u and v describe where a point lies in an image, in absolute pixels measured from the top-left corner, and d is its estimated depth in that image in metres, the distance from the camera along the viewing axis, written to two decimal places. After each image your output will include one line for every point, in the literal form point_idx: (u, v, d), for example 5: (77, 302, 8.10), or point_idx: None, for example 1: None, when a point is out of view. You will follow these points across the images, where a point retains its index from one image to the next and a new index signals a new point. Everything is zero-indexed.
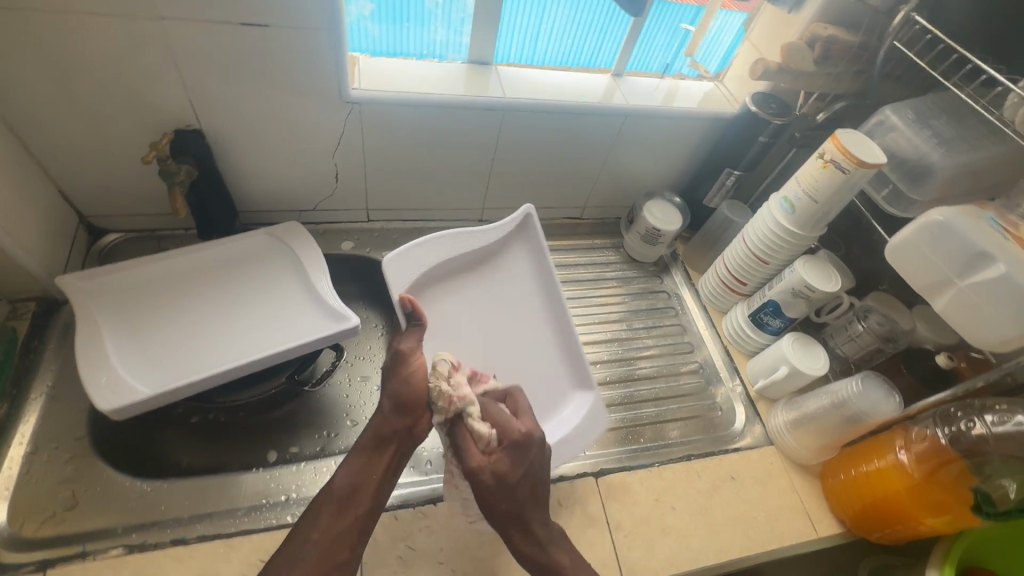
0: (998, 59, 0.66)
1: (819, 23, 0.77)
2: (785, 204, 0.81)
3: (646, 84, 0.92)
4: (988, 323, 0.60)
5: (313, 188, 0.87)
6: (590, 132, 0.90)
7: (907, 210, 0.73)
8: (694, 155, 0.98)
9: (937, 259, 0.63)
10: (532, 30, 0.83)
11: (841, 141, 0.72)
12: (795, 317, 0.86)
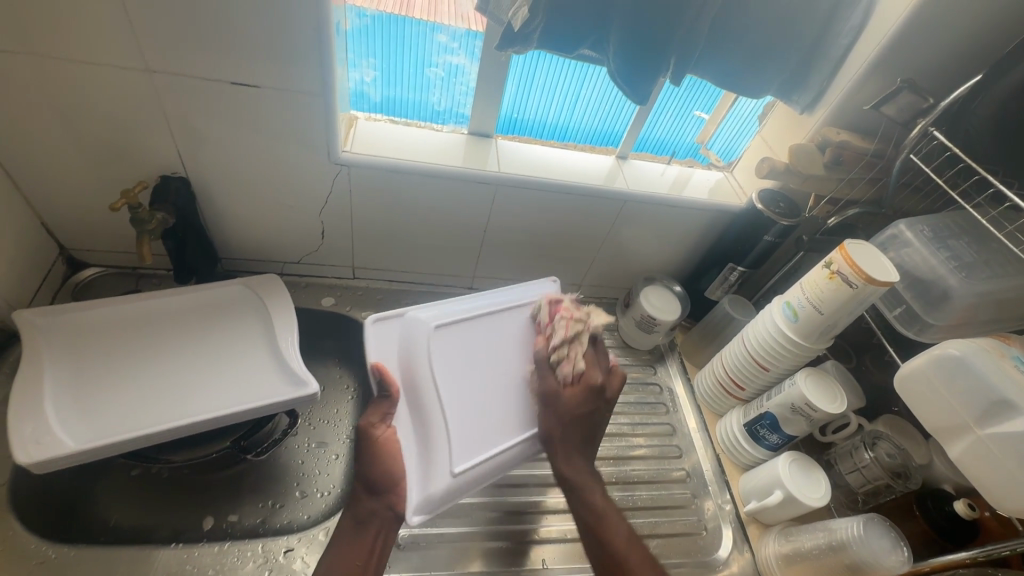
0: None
1: (831, 127, 0.74)
2: (787, 310, 0.75)
3: (652, 170, 0.90)
4: (1012, 484, 0.52)
5: (298, 242, 0.85)
6: (589, 213, 0.87)
7: (919, 333, 0.66)
8: (699, 244, 0.94)
9: (954, 398, 0.56)
10: (570, 94, 0.82)
11: (849, 252, 0.66)
12: (794, 435, 0.78)
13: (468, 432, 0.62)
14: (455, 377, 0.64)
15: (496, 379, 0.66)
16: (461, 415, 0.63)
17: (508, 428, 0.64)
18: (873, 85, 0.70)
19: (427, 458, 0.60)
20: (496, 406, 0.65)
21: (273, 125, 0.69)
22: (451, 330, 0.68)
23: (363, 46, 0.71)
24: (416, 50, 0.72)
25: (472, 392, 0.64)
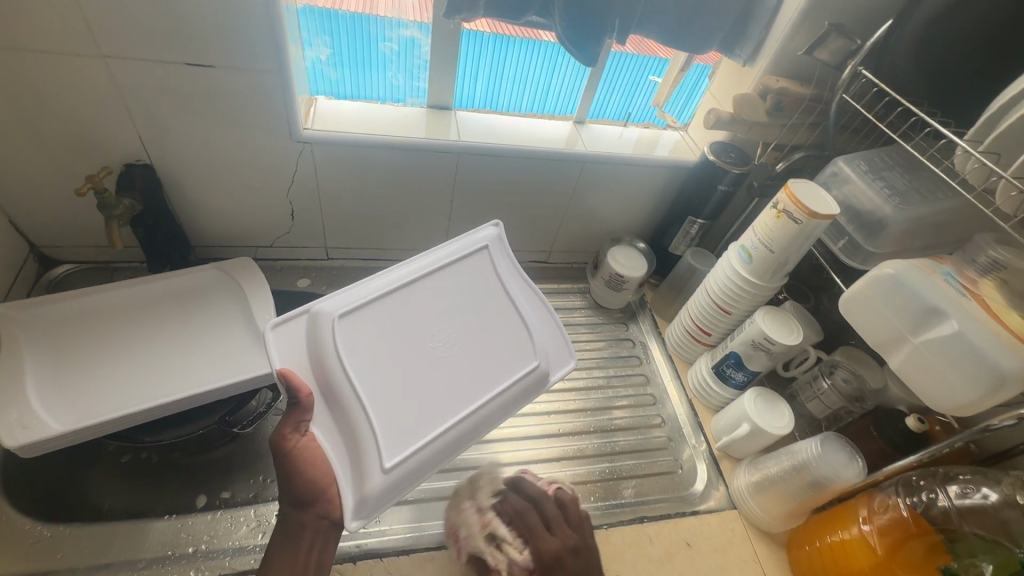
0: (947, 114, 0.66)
1: (771, 76, 0.77)
2: (742, 253, 0.79)
3: (610, 133, 0.93)
4: (945, 384, 0.56)
5: (269, 224, 0.87)
6: (551, 177, 0.90)
7: (864, 262, 0.70)
8: (659, 201, 0.98)
9: (892, 313, 0.60)
10: (541, 83, 0.87)
11: (793, 191, 0.70)
12: (758, 371, 0.82)
13: (402, 421, 0.58)
14: (371, 368, 0.59)
15: (419, 358, 0.62)
16: (396, 400, 0.59)
17: (435, 418, 0.60)
18: (807, 31, 0.73)
19: (357, 462, 0.55)
20: (416, 397, 0.60)
21: (231, 106, 0.70)
22: (359, 315, 0.61)
23: (315, 25, 0.73)
24: (369, 26, 0.74)
25: (393, 380, 0.60)
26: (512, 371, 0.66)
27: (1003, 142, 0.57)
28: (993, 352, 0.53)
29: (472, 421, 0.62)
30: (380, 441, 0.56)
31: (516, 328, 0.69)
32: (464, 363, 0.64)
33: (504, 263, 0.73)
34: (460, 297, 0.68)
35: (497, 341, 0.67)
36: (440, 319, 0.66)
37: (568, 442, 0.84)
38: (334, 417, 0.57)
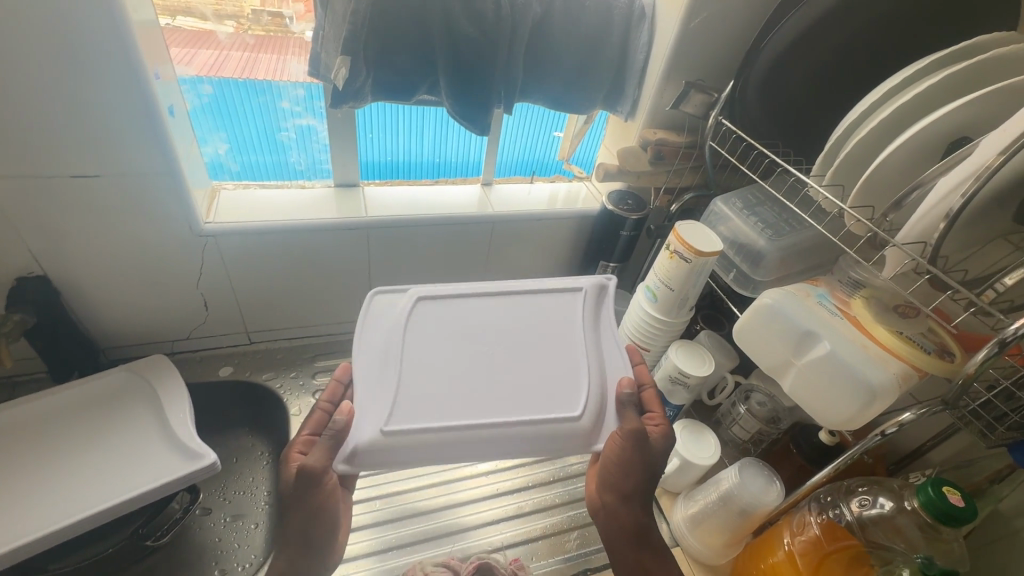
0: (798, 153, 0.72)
1: (650, 128, 0.84)
2: (648, 293, 0.83)
3: (517, 190, 0.98)
4: (833, 401, 0.60)
5: (182, 317, 0.85)
6: (465, 239, 0.93)
7: (755, 289, 0.74)
8: (574, 249, 1.02)
9: (776, 339, 0.65)
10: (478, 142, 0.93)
11: (680, 233, 0.75)
12: (681, 404, 0.85)
13: (428, 401, 0.59)
14: (431, 354, 0.63)
15: (468, 355, 0.64)
16: (432, 389, 0.60)
17: (458, 408, 0.59)
18: (673, 89, 0.81)
19: (367, 408, 0.57)
20: (452, 388, 0.60)
21: (125, 210, 0.70)
22: (445, 306, 0.69)
23: (207, 123, 0.75)
24: (262, 118, 0.77)
25: (432, 367, 0.62)
26: (553, 407, 0.60)
27: (842, 175, 0.63)
28: (862, 368, 0.58)
29: (492, 432, 0.57)
30: (394, 407, 0.57)
31: (578, 372, 0.63)
32: (511, 371, 0.63)
33: (592, 317, 0.69)
34: (535, 316, 0.69)
35: (551, 376, 0.63)
36: (510, 326, 0.68)
37: (508, 502, 0.83)
38: (367, 387, 0.59)
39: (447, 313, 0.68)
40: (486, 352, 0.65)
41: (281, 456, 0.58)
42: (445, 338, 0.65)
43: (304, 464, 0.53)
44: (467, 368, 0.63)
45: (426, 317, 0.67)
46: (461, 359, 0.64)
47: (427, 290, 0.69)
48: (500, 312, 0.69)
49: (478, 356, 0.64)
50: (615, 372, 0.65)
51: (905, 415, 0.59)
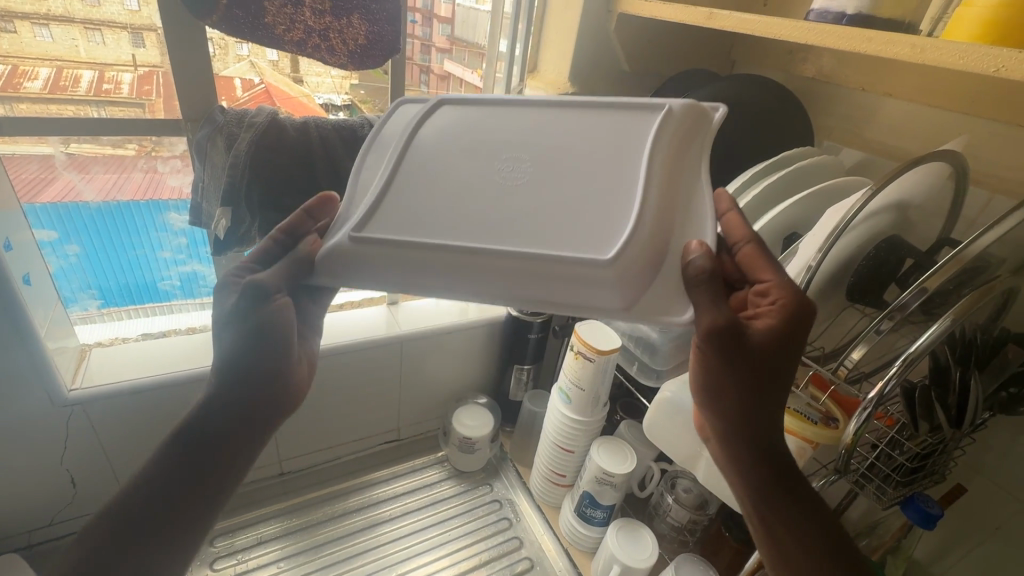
0: None
1: None
2: (562, 395, 0.83)
3: (424, 305, 1.00)
4: None
5: (43, 499, 0.73)
6: (375, 362, 0.92)
7: (659, 379, 0.78)
8: (488, 353, 1.03)
9: (684, 431, 0.67)
10: None
11: (581, 334, 0.78)
12: (613, 504, 0.83)
13: (424, 206, 0.46)
14: (448, 162, 0.49)
15: (492, 163, 0.48)
16: (439, 194, 0.47)
17: (458, 220, 0.44)
18: None
19: (345, 215, 0.47)
20: (457, 199, 0.46)
21: None
22: (473, 112, 0.53)
23: (76, 282, 0.74)
24: (139, 268, 0.77)
25: (441, 177, 0.48)
26: (578, 248, 0.42)
27: None
28: None
29: (499, 261, 0.42)
30: (370, 211, 0.45)
31: (636, 201, 0.44)
32: (544, 197, 0.45)
33: (672, 147, 0.46)
34: (588, 133, 0.49)
35: (605, 213, 0.44)
36: (550, 144, 0.49)
37: None
38: (348, 202, 0.49)
39: (480, 122, 0.52)
40: (512, 159, 0.48)
41: (220, 284, 0.53)
42: (469, 142, 0.50)
43: (255, 280, 0.49)
44: (490, 175, 0.47)
45: (449, 125, 0.52)
46: (486, 162, 0.48)
47: (452, 98, 0.55)
48: (536, 129, 0.51)
49: (506, 164, 0.48)
50: (691, 214, 0.45)
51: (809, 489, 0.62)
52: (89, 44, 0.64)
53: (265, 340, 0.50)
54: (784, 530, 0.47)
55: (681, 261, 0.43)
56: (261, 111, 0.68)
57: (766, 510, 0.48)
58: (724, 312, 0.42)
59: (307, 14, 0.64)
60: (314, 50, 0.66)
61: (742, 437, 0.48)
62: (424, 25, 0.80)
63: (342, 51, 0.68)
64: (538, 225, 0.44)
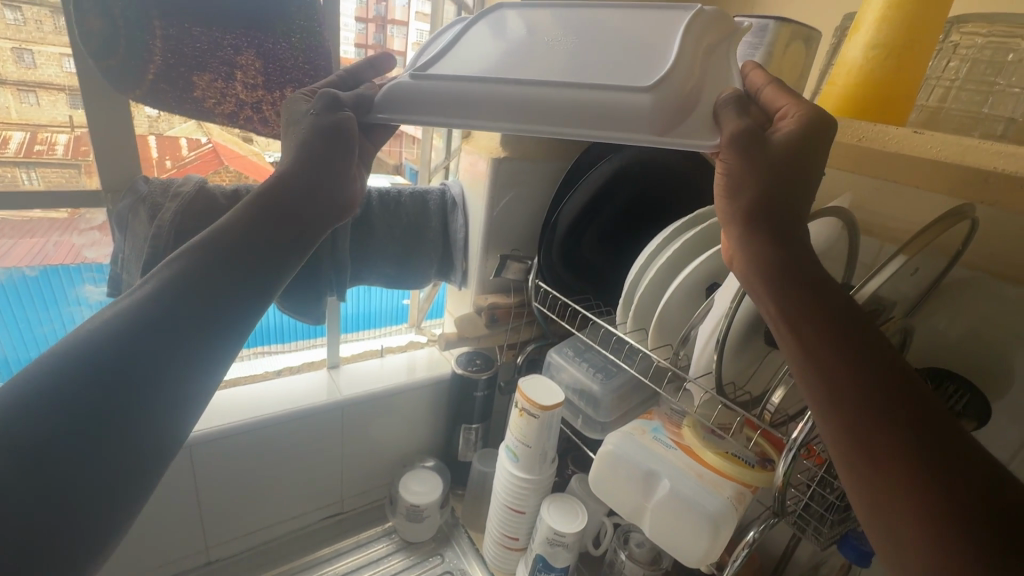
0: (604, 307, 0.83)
1: (481, 295, 0.91)
2: (509, 453, 0.82)
3: (368, 367, 0.98)
4: (689, 537, 0.63)
5: None
6: (314, 430, 0.88)
7: (603, 431, 0.78)
8: (434, 414, 1.00)
9: (629, 484, 0.68)
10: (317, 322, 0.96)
11: (524, 390, 0.78)
12: (567, 565, 0.80)
13: (479, 53, 0.53)
14: (509, 41, 0.55)
15: (547, 38, 0.54)
16: (494, 37, 0.56)
17: (513, 71, 0.49)
18: (492, 261, 0.90)
19: (422, 52, 0.56)
20: (508, 53, 0.53)
21: None
22: (543, 12, 0.59)
23: None
24: (43, 346, 0.72)
25: (489, 35, 0.56)
26: (619, 81, 0.47)
27: (642, 321, 0.72)
28: (700, 499, 0.62)
29: (540, 97, 0.47)
30: (434, 58, 0.53)
31: (671, 53, 0.48)
32: (593, 58, 0.50)
33: (701, 40, 0.50)
34: (650, 20, 0.56)
35: (646, 63, 0.49)
36: (618, 26, 0.55)
37: None
38: (421, 53, 0.56)
39: (538, 15, 0.59)
40: (578, 35, 0.54)
41: (291, 96, 0.56)
42: (533, 27, 0.57)
43: (331, 93, 0.53)
44: (539, 38, 0.54)
45: (510, 24, 0.58)
46: (548, 39, 0.54)
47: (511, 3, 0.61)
48: (609, 18, 0.57)
49: (564, 41, 0.54)
50: (720, 78, 0.49)
51: (752, 534, 0.62)
52: (20, 105, 0.61)
53: (313, 171, 0.51)
54: (846, 382, 0.37)
55: (714, 99, 0.46)
56: (188, 180, 0.67)
57: (822, 360, 0.38)
58: (745, 122, 0.43)
59: (239, 88, 0.65)
60: (246, 121, 0.68)
61: (779, 267, 0.41)
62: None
63: (275, 122, 0.70)
64: (611, 71, 0.48)
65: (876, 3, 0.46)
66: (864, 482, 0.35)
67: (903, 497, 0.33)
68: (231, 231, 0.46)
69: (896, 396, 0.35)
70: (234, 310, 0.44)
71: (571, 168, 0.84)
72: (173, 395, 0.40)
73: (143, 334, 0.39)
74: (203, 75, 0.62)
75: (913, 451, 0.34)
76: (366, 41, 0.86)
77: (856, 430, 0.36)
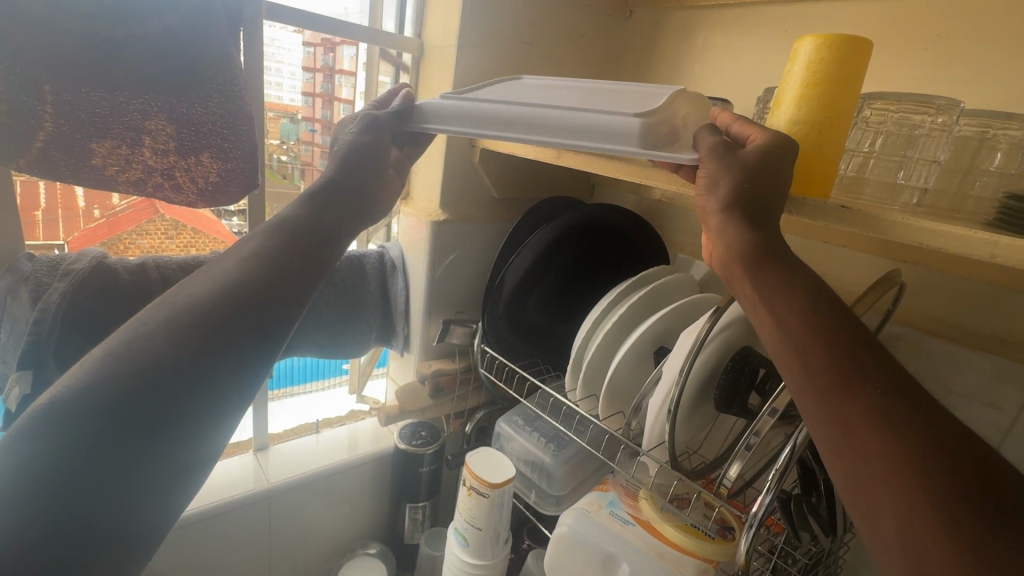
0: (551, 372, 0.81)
1: (425, 361, 0.86)
2: (459, 537, 0.75)
3: (302, 445, 0.89)
4: None
5: None
6: (235, 525, 0.77)
7: (558, 506, 0.74)
8: (378, 492, 0.92)
9: (589, 567, 0.64)
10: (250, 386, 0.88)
11: (471, 467, 0.72)
12: None
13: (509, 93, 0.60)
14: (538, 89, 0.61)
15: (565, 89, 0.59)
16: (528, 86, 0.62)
17: (522, 100, 0.55)
18: (436, 325, 0.86)
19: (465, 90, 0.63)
20: (529, 94, 0.58)
21: None
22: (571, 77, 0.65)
23: None
24: None
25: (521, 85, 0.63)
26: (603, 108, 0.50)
27: (592, 386, 0.69)
28: None
29: (531, 116, 0.51)
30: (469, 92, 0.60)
31: (663, 96, 0.51)
32: (591, 98, 0.54)
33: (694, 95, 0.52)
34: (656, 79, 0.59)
35: (635, 100, 0.52)
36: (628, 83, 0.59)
37: None
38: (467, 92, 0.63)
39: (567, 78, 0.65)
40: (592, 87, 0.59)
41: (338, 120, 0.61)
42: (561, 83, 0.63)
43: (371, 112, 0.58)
44: (562, 88, 0.60)
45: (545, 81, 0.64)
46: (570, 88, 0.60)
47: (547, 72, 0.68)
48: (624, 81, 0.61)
49: (582, 89, 0.59)
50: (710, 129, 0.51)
51: None
52: None
53: (350, 184, 0.51)
54: (826, 361, 0.33)
55: (694, 131, 0.49)
56: (83, 257, 0.60)
57: (802, 341, 0.35)
58: (717, 139, 0.44)
59: (147, 154, 0.59)
60: (155, 190, 0.62)
61: (756, 250, 0.39)
62: (325, 133, 0.88)
63: (190, 190, 0.64)
64: (602, 104, 0.51)
65: (794, 81, 0.46)
66: (848, 470, 0.31)
67: (892, 482, 0.29)
68: (255, 267, 0.39)
69: (880, 376, 0.32)
70: (238, 366, 0.37)
71: (514, 228, 0.82)
72: (171, 467, 0.34)
73: (138, 402, 0.33)
74: (104, 142, 0.57)
75: (899, 432, 0.30)
76: (313, 90, 0.84)
77: (838, 414, 0.32)
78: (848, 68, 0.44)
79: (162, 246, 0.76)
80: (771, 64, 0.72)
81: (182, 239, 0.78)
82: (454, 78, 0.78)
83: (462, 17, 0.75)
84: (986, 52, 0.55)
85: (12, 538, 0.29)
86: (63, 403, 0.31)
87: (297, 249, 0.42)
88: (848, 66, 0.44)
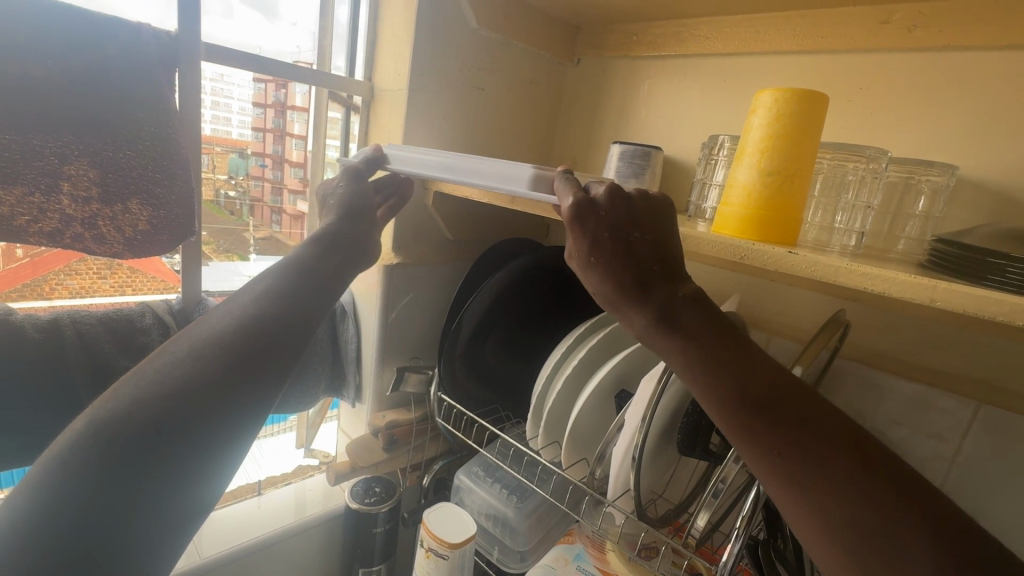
0: (513, 419, 0.78)
1: (379, 412, 0.82)
2: None
3: (243, 509, 0.82)
4: None
5: None
6: None
7: (522, 562, 0.70)
8: (327, 556, 0.85)
9: None
10: None
11: (430, 526, 0.67)
12: None
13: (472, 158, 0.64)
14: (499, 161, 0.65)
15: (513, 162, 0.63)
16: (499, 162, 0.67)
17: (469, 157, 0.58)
18: (390, 373, 0.82)
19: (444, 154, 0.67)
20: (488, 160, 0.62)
21: None
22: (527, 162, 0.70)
23: None
24: None
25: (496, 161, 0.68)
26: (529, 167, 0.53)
27: (553, 432, 0.66)
28: None
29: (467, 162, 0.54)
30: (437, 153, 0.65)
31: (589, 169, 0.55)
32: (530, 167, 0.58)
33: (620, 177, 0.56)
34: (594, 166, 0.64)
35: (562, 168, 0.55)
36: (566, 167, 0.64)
37: None
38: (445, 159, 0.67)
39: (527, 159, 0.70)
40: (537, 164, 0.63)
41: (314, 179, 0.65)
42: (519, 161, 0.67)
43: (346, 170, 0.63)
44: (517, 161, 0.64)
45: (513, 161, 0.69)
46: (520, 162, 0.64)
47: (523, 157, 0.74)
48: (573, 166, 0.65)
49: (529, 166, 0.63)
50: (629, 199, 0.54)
51: None
52: None
53: (345, 233, 0.58)
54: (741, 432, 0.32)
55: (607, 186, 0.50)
56: None
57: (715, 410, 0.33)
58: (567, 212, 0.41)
59: (64, 203, 0.54)
60: (74, 241, 0.55)
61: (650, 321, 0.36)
62: (276, 169, 0.85)
63: (115, 239, 0.58)
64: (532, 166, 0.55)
65: (761, 134, 0.47)
66: (824, 548, 0.29)
67: (870, 557, 0.27)
68: (270, 300, 0.44)
69: (824, 437, 0.30)
70: (247, 402, 0.39)
71: (471, 271, 0.81)
72: (187, 498, 0.35)
73: (172, 416, 0.35)
74: (12, 190, 0.50)
75: (859, 495, 0.28)
76: (264, 126, 0.81)
77: (794, 486, 0.30)
78: (809, 120, 0.45)
79: (94, 286, 0.70)
80: (712, 111, 0.76)
81: (117, 278, 0.71)
82: (406, 120, 0.77)
83: (414, 62, 0.75)
84: (906, 105, 0.59)
85: (56, 523, 0.30)
86: (99, 423, 0.33)
87: (309, 286, 0.48)
88: (810, 120, 0.45)
